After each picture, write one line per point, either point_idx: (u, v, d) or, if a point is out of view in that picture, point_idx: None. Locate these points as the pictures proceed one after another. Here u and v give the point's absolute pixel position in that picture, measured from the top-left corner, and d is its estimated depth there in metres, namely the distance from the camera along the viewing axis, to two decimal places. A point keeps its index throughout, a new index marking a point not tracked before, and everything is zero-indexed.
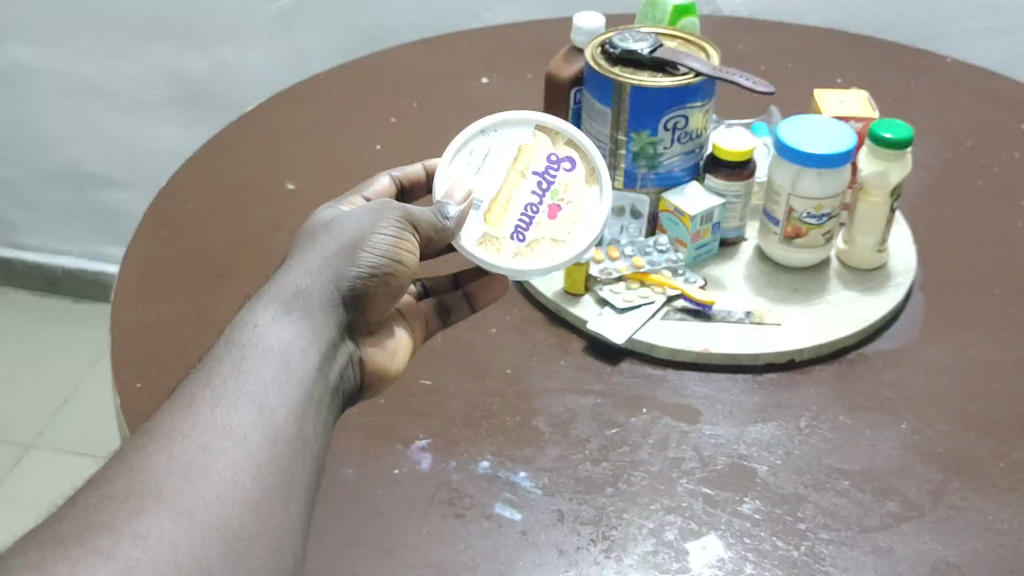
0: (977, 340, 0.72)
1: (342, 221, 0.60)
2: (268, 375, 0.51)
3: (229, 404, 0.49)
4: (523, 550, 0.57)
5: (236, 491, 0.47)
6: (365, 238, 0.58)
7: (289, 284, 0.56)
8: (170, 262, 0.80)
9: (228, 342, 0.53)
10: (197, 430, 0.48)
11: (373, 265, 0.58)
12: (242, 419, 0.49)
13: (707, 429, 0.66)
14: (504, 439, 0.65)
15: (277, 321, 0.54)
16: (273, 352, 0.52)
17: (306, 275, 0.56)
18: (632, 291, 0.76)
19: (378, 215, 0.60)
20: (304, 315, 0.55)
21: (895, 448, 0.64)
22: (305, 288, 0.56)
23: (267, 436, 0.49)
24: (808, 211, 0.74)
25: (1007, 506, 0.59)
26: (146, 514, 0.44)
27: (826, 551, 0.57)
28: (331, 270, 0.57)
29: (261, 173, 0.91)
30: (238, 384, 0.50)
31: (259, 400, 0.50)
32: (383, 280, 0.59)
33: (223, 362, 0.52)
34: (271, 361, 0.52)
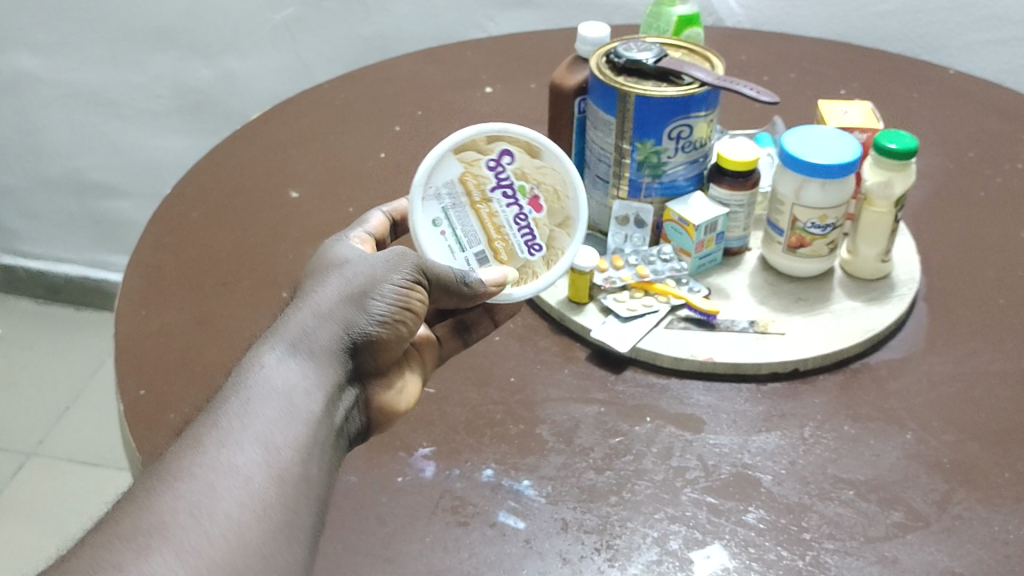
0: (981, 350, 0.72)
1: (353, 267, 0.59)
2: (274, 414, 0.49)
3: (235, 444, 0.47)
4: (527, 558, 0.57)
5: (243, 530, 0.45)
6: (375, 286, 0.58)
7: (296, 326, 0.54)
8: (173, 269, 0.80)
9: (233, 384, 0.51)
10: (203, 469, 0.46)
11: (383, 316, 0.57)
12: (247, 458, 0.47)
13: (711, 438, 0.66)
14: (508, 447, 0.65)
15: (282, 362, 0.52)
16: (281, 393, 0.51)
17: (314, 318, 0.55)
18: (637, 300, 0.76)
19: (389, 265, 0.59)
20: (311, 357, 0.53)
21: (899, 458, 0.64)
22: (313, 331, 0.54)
23: (273, 474, 0.47)
24: (812, 220, 0.74)
25: (1013, 516, 0.59)
26: (156, 554, 0.42)
27: (831, 561, 0.56)
28: (341, 316, 0.56)
29: (266, 181, 0.92)
30: (244, 423, 0.49)
31: (265, 440, 0.48)
32: (392, 329, 0.58)
33: (228, 402, 0.50)
34: (277, 403, 0.50)
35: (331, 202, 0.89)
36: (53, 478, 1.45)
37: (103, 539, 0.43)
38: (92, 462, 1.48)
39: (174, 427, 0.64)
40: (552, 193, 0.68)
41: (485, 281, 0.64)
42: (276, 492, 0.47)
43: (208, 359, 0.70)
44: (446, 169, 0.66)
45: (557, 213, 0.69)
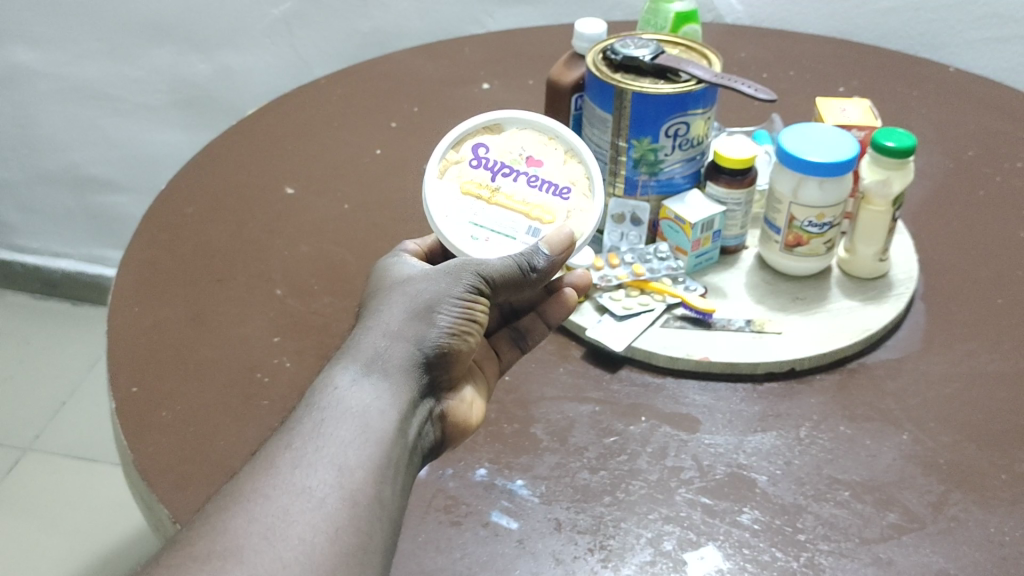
0: (979, 351, 0.72)
1: (415, 283, 0.58)
2: (348, 435, 0.49)
3: (308, 466, 0.48)
4: (519, 559, 0.57)
5: (314, 553, 0.45)
6: (439, 302, 0.57)
7: (368, 347, 0.54)
8: (168, 264, 0.79)
9: (308, 405, 0.52)
10: (277, 490, 0.47)
11: (449, 330, 0.56)
12: (320, 480, 0.47)
13: (706, 438, 0.65)
14: (501, 447, 0.65)
15: (357, 384, 0.52)
16: (357, 413, 0.51)
17: (384, 338, 0.55)
18: (633, 299, 0.75)
19: (452, 277, 0.58)
20: (385, 376, 0.53)
21: (895, 459, 0.63)
22: (384, 350, 0.54)
23: (345, 496, 0.47)
24: (809, 219, 0.74)
25: (1009, 518, 0.59)
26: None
27: (825, 562, 0.56)
28: (409, 334, 0.55)
29: (262, 176, 0.91)
30: (317, 445, 0.49)
31: (339, 461, 0.48)
32: (459, 344, 0.57)
33: (303, 422, 0.50)
34: (355, 425, 0.50)
35: (327, 198, 0.88)
36: (49, 473, 1.45)
37: (179, 560, 0.44)
38: (88, 458, 1.48)
39: (165, 425, 0.64)
40: (538, 145, 0.69)
41: (554, 254, 0.62)
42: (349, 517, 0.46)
43: (201, 357, 0.70)
44: (445, 192, 0.66)
45: (558, 159, 0.69)
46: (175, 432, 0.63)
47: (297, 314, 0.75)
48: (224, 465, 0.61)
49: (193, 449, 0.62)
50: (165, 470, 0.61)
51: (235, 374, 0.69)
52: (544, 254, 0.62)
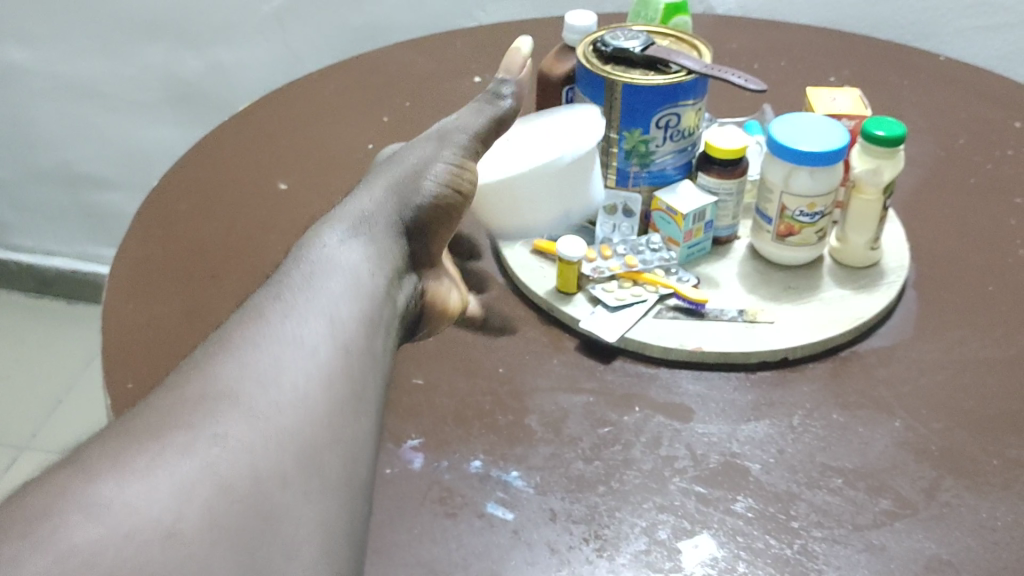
0: (970, 338, 0.72)
1: (406, 155, 0.69)
2: (338, 292, 0.59)
3: (299, 318, 0.56)
4: (514, 549, 0.57)
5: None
6: (424, 164, 0.68)
7: (358, 210, 0.65)
8: (161, 260, 0.79)
9: (299, 258, 0.62)
10: (271, 345, 0.54)
11: (429, 192, 0.67)
12: (304, 346, 0.55)
13: (699, 427, 0.66)
14: (495, 437, 0.65)
15: (345, 244, 0.62)
16: (345, 266, 0.61)
17: (373, 203, 0.66)
18: (625, 290, 0.75)
19: (439, 141, 0.69)
20: (371, 236, 0.64)
21: (888, 445, 0.64)
22: (370, 216, 0.65)
23: (336, 348, 0.56)
24: (800, 209, 0.74)
25: (1000, 503, 0.59)
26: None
27: (819, 549, 0.57)
28: (394, 194, 0.66)
29: (256, 171, 0.91)
30: (308, 298, 0.58)
31: (330, 316, 0.57)
32: (442, 204, 0.67)
33: (293, 277, 0.60)
34: (346, 273, 0.60)
35: (320, 192, 0.88)
36: (44, 470, 1.45)
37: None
38: None
39: None
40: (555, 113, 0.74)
41: (519, 80, 0.71)
42: (317, 416, 0.52)
43: (198, 352, 0.70)
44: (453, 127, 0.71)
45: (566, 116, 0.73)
46: None
47: None
48: None
49: None
50: None
51: None
52: (510, 84, 0.70)
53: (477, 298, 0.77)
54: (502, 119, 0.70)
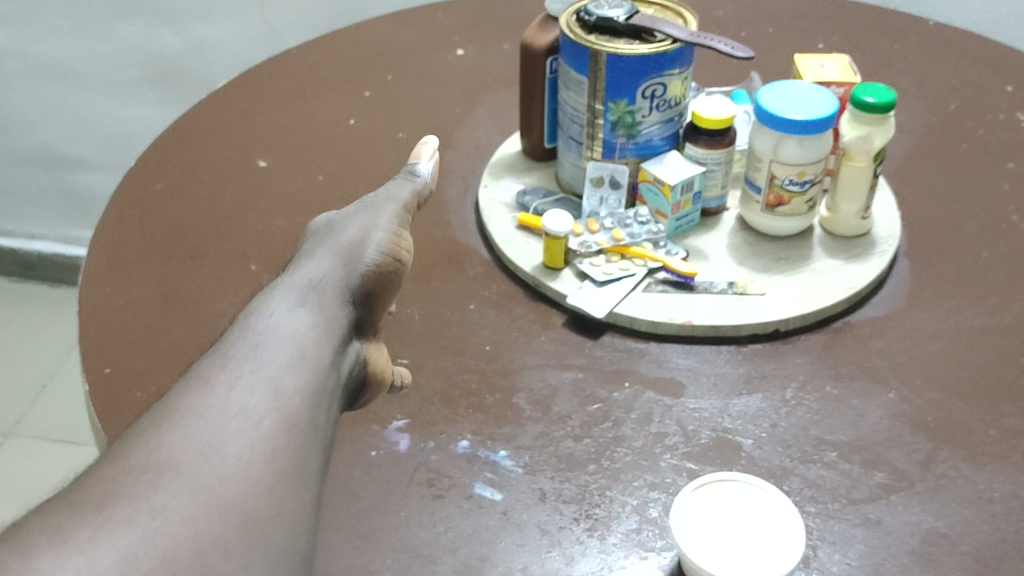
0: (965, 306, 0.71)
1: (344, 227, 0.61)
2: (282, 360, 0.52)
3: (244, 388, 0.50)
4: (504, 531, 0.56)
5: (249, 471, 0.47)
6: (366, 228, 0.60)
7: (301, 279, 0.57)
8: (138, 242, 0.77)
9: (244, 329, 0.54)
10: (212, 411, 0.49)
11: (377, 254, 0.58)
12: (256, 402, 0.50)
13: (691, 402, 0.64)
14: (483, 417, 0.64)
15: (290, 313, 0.55)
16: (290, 336, 0.53)
17: (317, 272, 0.57)
18: (613, 264, 0.74)
19: (373, 207, 0.62)
20: (315, 305, 0.55)
21: (883, 417, 0.63)
22: (317, 283, 0.57)
23: (281, 418, 0.49)
24: (790, 178, 0.72)
25: (997, 474, 0.58)
26: (166, 489, 0.45)
27: (814, 525, 0.56)
28: (339, 259, 0.58)
29: (234, 148, 0.89)
30: (253, 368, 0.51)
31: (275, 385, 0.51)
32: (386, 275, 0.58)
33: (238, 346, 0.53)
34: (286, 344, 0.53)
35: (299, 170, 0.86)
36: (28, 457, 1.43)
37: (113, 473, 0.45)
38: (70, 440, 1.46)
39: (140, 406, 0.63)
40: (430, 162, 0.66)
41: (430, 164, 0.66)
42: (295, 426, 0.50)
43: (177, 337, 0.68)
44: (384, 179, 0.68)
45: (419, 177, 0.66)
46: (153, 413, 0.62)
47: None
48: None
49: None
50: None
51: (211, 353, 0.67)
52: (423, 165, 0.65)
53: (463, 275, 0.76)
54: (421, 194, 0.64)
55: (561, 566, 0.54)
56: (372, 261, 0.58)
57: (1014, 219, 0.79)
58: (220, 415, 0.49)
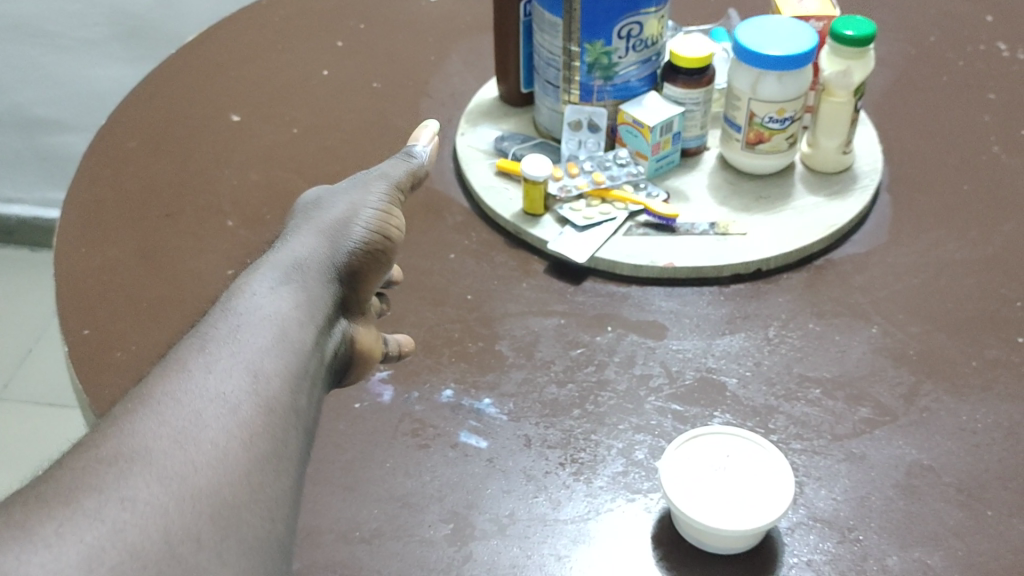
0: (946, 239, 0.71)
1: (331, 203, 0.56)
2: (267, 340, 0.47)
3: (223, 370, 0.45)
4: (489, 478, 0.56)
5: (228, 455, 0.41)
6: (354, 206, 0.55)
7: (285, 255, 0.52)
8: (112, 202, 0.76)
9: (223, 309, 0.48)
10: (188, 395, 0.43)
11: (365, 231, 0.54)
12: (236, 384, 0.44)
13: (674, 343, 0.64)
14: (466, 365, 0.63)
15: (275, 290, 0.49)
16: (273, 316, 0.48)
17: (304, 247, 0.52)
18: (593, 208, 0.73)
19: (364, 183, 0.57)
20: (300, 283, 0.50)
21: (865, 352, 0.63)
22: (303, 260, 0.52)
23: (262, 402, 0.44)
24: (769, 115, 0.71)
25: (980, 405, 0.59)
26: (135, 478, 0.39)
27: (799, 462, 0.56)
28: (325, 236, 0.53)
29: (207, 103, 0.87)
30: (233, 350, 0.46)
31: (254, 366, 0.45)
32: (375, 254, 0.54)
33: (217, 327, 0.47)
34: (268, 324, 0.48)
35: (273, 123, 0.85)
36: (15, 420, 1.43)
37: (82, 463, 0.39)
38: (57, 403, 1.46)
39: (120, 367, 0.62)
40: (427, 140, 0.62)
41: (429, 149, 0.61)
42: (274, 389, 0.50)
43: (155, 295, 0.68)
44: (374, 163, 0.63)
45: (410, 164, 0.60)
46: (133, 374, 0.62)
47: (252, 245, 0.72)
48: None
49: None
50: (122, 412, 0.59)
51: (189, 312, 0.67)
52: (420, 149, 0.61)
53: (442, 224, 0.75)
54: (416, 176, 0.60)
55: (548, 510, 0.55)
56: (360, 238, 0.53)
57: (995, 149, 0.79)
58: (195, 399, 0.43)
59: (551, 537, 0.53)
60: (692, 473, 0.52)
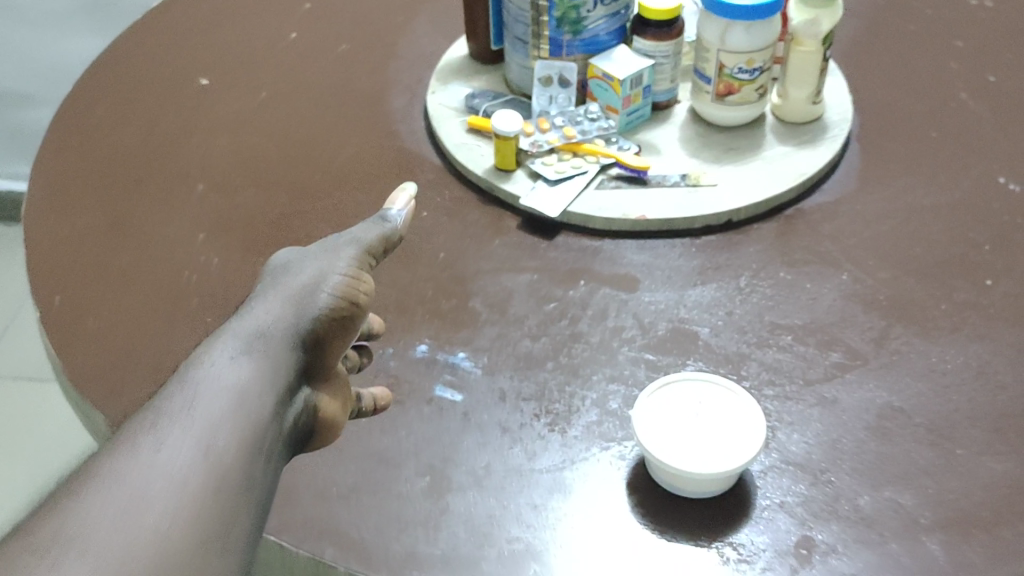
0: (916, 185, 0.71)
1: (300, 265, 0.49)
2: (219, 416, 0.43)
3: (172, 447, 0.41)
4: (465, 431, 0.57)
5: (168, 536, 0.39)
6: (322, 269, 0.48)
7: (246, 323, 0.46)
8: (80, 170, 0.75)
9: (178, 381, 0.44)
10: (132, 474, 0.40)
11: (329, 298, 0.47)
12: (182, 463, 0.41)
13: (647, 295, 0.65)
14: (440, 322, 0.63)
15: (232, 362, 0.44)
16: (226, 391, 0.44)
17: (266, 315, 0.47)
18: (565, 162, 0.73)
19: (333, 246, 0.51)
20: (257, 358, 0.45)
21: (836, 299, 0.63)
22: (263, 327, 0.46)
23: (208, 480, 0.41)
24: (739, 66, 0.71)
25: (949, 347, 0.60)
26: (70, 565, 0.37)
27: (771, 407, 0.57)
28: (288, 303, 0.47)
29: (173, 68, 0.86)
30: (185, 424, 0.42)
31: (204, 442, 0.42)
32: (340, 323, 0.47)
33: (172, 399, 0.43)
34: (220, 403, 0.43)
35: (242, 87, 0.84)
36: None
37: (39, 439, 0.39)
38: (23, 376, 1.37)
39: (92, 335, 0.62)
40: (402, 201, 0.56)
41: (404, 213, 0.55)
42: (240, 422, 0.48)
43: (126, 263, 0.67)
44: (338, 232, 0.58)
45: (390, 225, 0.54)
46: (105, 341, 0.62)
47: (223, 210, 0.72)
48: (159, 371, 0.60)
49: (125, 356, 0.61)
50: (95, 378, 0.59)
51: (161, 277, 0.66)
52: (397, 213, 0.54)
53: (414, 183, 0.75)
54: (393, 238, 0.53)
55: (524, 461, 0.55)
56: (324, 306, 0.46)
57: (963, 96, 0.79)
58: (142, 472, 0.40)
59: (527, 488, 0.54)
60: (665, 421, 0.53)
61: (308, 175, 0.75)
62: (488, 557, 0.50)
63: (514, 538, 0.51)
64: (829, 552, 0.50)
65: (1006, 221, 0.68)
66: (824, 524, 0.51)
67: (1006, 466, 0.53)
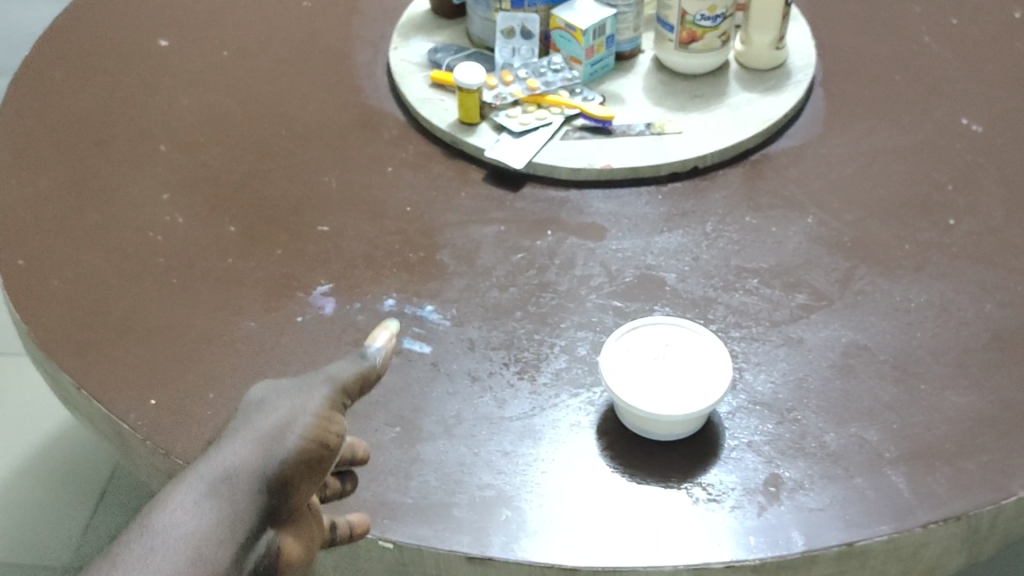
0: (879, 128, 0.72)
1: (271, 399, 0.42)
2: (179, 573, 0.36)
3: None
4: (435, 381, 0.57)
5: None
6: (295, 410, 0.41)
7: (209, 466, 0.39)
8: (39, 131, 0.74)
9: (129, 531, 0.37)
10: None
11: (303, 443, 0.40)
12: None
13: (614, 243, 0.65)
14: (408, 275, 0.63)
15: (196, 512, 0.37)
16: (186, 544, 0.36)
17: (231, 456, 0.39)
18: (530, 114, 0.73)
19: (307, 382, 0.43)
20: (221, 507, 0.38)
21: (801, 242, 0.64)
22: (228, 472, 0.39)
23: None
24: (701, 13, 0.71)
25: (913, 285, 0.60)
26: None
27: (738, 348, 0.57)
28: (258, 445, 0.40)
29: (132, 29, 0.85)
30: None
31: None
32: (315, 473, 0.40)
33: (126, 550, 0.36)
34: (176, 557, 0.36)
35: (203, 46, 0.83)
36: None
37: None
38: None
39: (58, 296, 0.62)
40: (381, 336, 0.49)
41: (385, 351, 0.47)
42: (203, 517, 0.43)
43: (89, 224, 0.67)
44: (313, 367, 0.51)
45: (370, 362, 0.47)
46: (71, 302, 0.61)
47: (187, 169, 0.71)
48: (126, 331, 0.59)
49: (91, 316, 0.60)
50: (61, 340, 0.59)
51: (125, 238, 0.66)
52: (378, 350, 0.47)
53: (379, 138, 0.74)
54: (370, 377, 0.46)
55: (494, 409, 0.55)
56: (296, 450, 0.40)
57: (926, 39, 0.79)
58: None
59: (498, 435, 0.54)
60: (632, 364, 0.53)
61: (272, 133, 0.75)
62: (459, 504, 0.51)
63: (486, 485, 0.51)
64: (796, 488, 0.50)
65: (968, 160, 0.68)
66: (791, 461, 0.51)
67: (968, 399, 0.54)
